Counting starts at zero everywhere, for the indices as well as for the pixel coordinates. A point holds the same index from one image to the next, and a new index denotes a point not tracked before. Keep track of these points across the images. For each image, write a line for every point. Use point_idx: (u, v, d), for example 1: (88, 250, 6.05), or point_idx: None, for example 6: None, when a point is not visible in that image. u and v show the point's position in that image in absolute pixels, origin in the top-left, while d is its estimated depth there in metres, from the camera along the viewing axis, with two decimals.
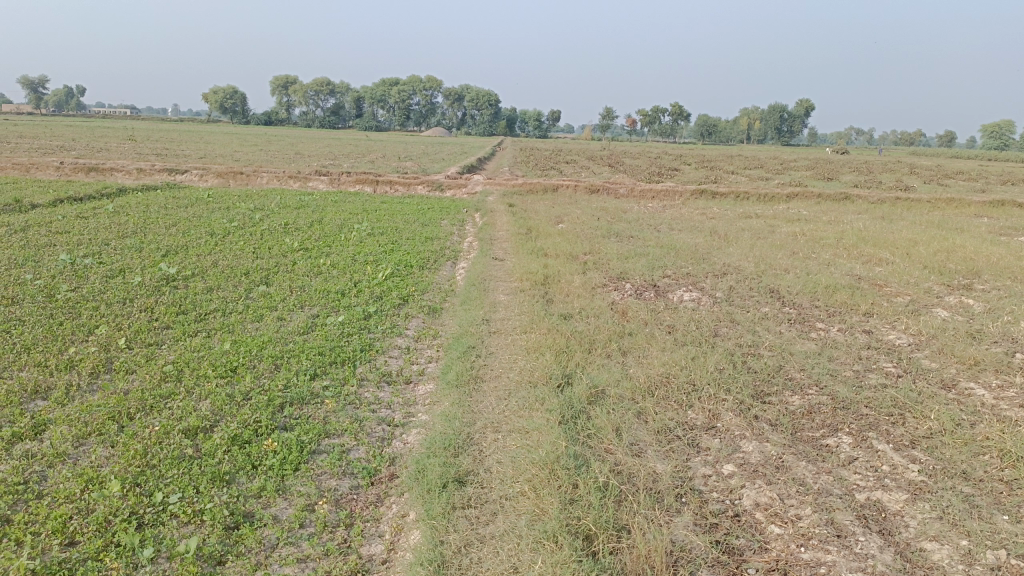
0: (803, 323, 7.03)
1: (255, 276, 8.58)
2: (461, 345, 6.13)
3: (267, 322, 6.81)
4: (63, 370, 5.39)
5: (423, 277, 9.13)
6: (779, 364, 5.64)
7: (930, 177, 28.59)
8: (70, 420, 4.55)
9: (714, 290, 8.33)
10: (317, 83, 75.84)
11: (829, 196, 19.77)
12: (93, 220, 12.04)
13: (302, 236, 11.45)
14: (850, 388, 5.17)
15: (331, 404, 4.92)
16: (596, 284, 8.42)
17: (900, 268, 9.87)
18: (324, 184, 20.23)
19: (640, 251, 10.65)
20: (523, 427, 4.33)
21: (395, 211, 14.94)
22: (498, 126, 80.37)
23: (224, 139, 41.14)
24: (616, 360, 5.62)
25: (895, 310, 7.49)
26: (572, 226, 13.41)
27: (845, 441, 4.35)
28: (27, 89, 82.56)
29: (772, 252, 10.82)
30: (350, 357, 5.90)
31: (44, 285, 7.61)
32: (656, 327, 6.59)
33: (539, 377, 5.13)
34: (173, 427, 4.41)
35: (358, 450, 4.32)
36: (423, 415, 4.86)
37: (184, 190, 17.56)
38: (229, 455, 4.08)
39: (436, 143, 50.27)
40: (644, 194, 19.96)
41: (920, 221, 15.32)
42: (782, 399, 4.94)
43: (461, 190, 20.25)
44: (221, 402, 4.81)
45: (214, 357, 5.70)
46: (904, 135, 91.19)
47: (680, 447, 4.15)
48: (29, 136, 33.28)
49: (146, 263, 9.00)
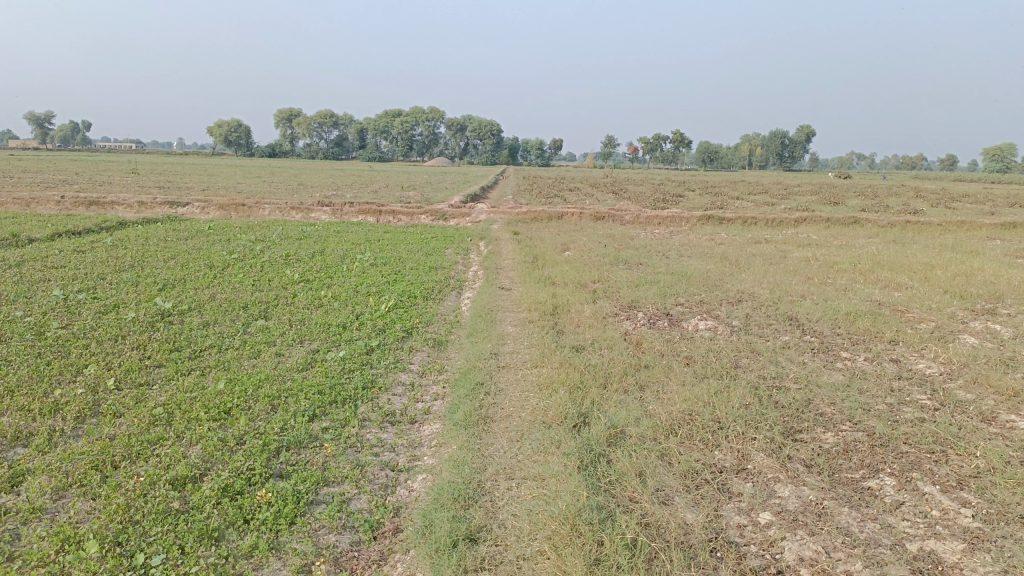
0: (827, 352, 6.69)
1: (254, 310, 8.28)
2: (468, 381, 5.80)
3: (265, 359, 6.49)
4: (47, 416, 5.07)
5: (427, 308, 8.84)
6: (807, 398, 5.30)
7: (937, 200, 28.28)
8: (50, 470, 4.23)
9: (730, 318, 8.00)
10: (320, 114, 76.35)
11: (838, 220, 19.50)
12: (91, 254, 11.79)
13: (303, 268, 11.18)
14: (886, 424, 4.82)
15: (330, 448, 4.59)
16: (607, 313, 8.11)
17: (920, 293, 9.55)
18: (326, 215, 19.99)
19: (650, 279, 10.36)
20: (539, 475, 4.00)
21: (398, 240, 14.70)
22: (500, 155, 80.62)
23: (227, 171, 41.16)
24: (634, 396, 5.29)
25: (921, 337, 7.15)
26: (579, 253, 13.14)
27: (887, 484, 4.00)
28: (33, 124, 83.25)
29: (787, 278, 10.52)
30: (351, 396, 5.57)
31: (34, 322, 7.33)
32: (673, 359, 6.26)
33: (553, 417, 4.79)
34: (160, 477, 4.08)
35: (359, 500, 3.98)
36: (429, 458, 4.52)
37: (185, 222, 17.34)
38: (220, 509, 3.75)
39: (437, 173, 50.28)
40: (649, 220, 19.69)
41: (934, 244, 15.02)
42: (814, 437, 4.59)
43: (465, 219, 20.02)
44: (212, 448, 4.49)
45: (207, 398, 5.38)
46: (907, 160, 91.17)
47: (711, 494, 3.81)
48: (34, 170, 33.26)
49: (141, 297, 8.71)
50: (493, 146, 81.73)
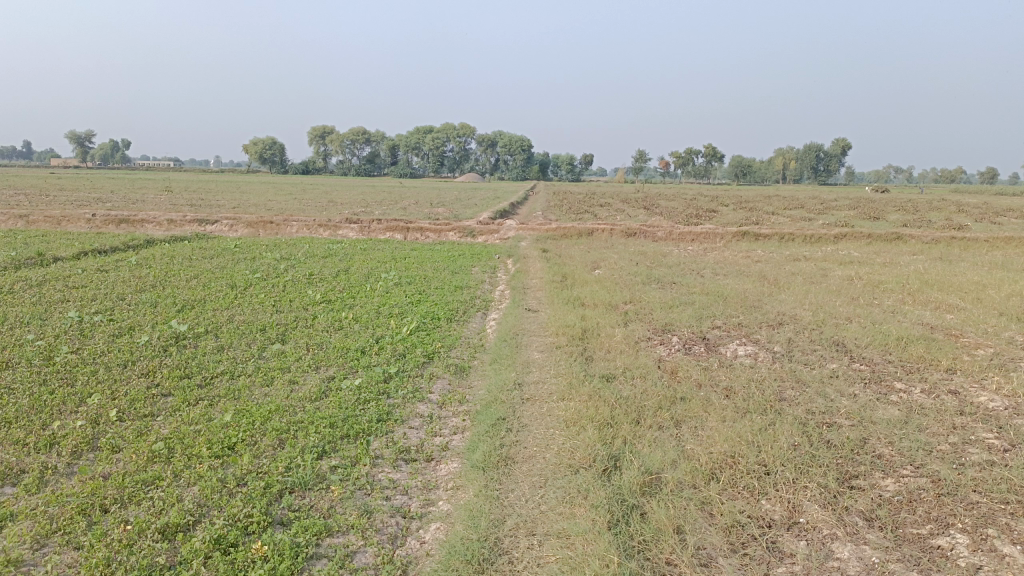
0: (879, 382, 6.17)
1: (271, 333, 7.97)
2: (490, 415, 5.39)
3: (278, 387, 6.16)
4: (42, 451, 4.76)
5: (450, 331, 8.48)
6: (862, 437, 4.81)
7: (979, 215, 27.20)
8: (35, 514, 3.93)
9: (771, 343, 7.50)
10: (353, 132, 77.07)
11: (879, 236, 18.84)
12: (114, 273, 11.66)
13: (326, 287, 10.88)
14: (952, 468, 4.32)
15: (337, 490, 4.22)
16: (639, 338, 7.69)
17: (975, 315, 8.96)
18: (354, 232, 19.77)
19: (685, 299, 9.89)
20: (564, 532, 3.59)
21: (425, 258, 14.41)
22: (531, 171, 80.33)
23: (259, 188, 41.63)
24: (670, 434, 4.86)
25: (981, 365, 6.60)
26: (609, 272, 12.72)
27: (960, 543, 3.51)
28: (74, 143, 85.21)
29: (831, 299, 9.98)
30: (365, 430, 5.18)
31: (45, 346, 7.09)
32: (711, 389, 5.82)
33: (580, 460, 4.38)
34: (150, 524, 3.75)
35: (365, 554, 3.59)
36: (444, 504, 4.13)
37: (213, 240, 17.21)
38: (208, 565, 3.39)
39: (467, 189, 50.17)
40: (682, 237, 19.21)
41: (983, 262, 14.33)
42: (871, 485, 4.12)
43: (493, 236, 19.68)
44: (210, 490, 4.14)
45: (211, 432, 5.04)
46: (946, 173, 89.41)
47: (760, 555, 3.38)
48: (72, 188, 33.82)
49: (158, 319, 8.47)
50: (523, 162, 81.58)
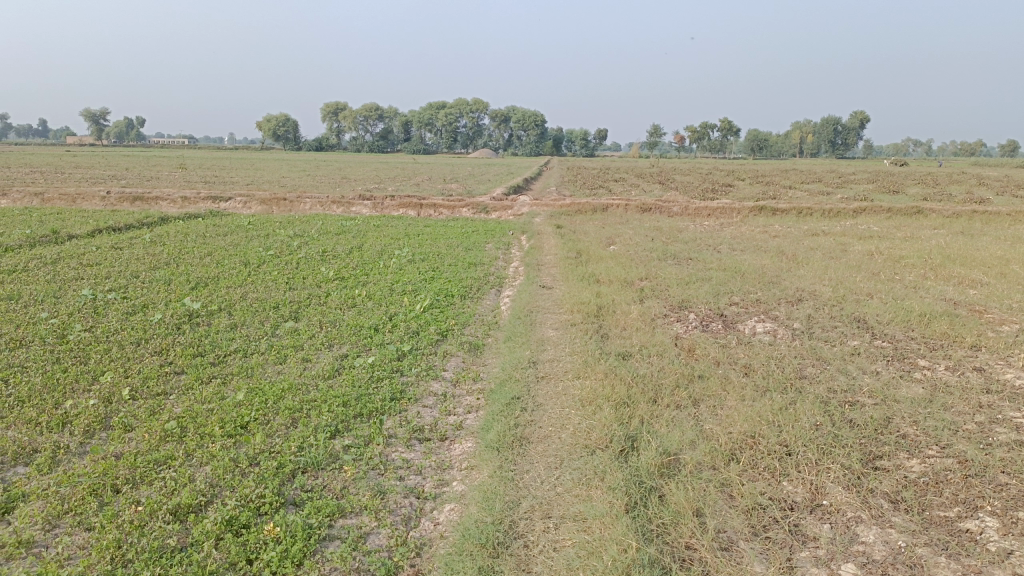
0: (902, 360, 6.04)
1: (284, 310, 7.92)
2: (504, 395, 5.31)
3: (290, 365, 6.11)
4: (55, 431, 4.73)
5: (464, 308, 8.39)
6: (885, 416, 4.69)
7: (1001, 188, 26.73)
8: (46, 495, 3.89)
9: (790, 320, 7.37)
10: (366, 108, 76.77)
11: (899, 210, 18.52)
12: (127, 251, 11.62)
13: (339, 264, 10.80)
14: (980, 449, 4.20)
15: (350, 471, 4.16)
16: (656, 315, 7.57)
17: (999, 291, 8.76)
18: (367, 209, 19.66)
19: (702, 275, 9.75)
20: (581, 514, 3.52)
21: (438, 235, 14.31)
22: (545, 146, 79.79)
23: (272, 165, 41.57)
24: (688, 414, 4.76)
25: (1007, 342, 6.44)
26: (624, 247, 12.58)
27: (989, 527, 3.40)
28: (89, 120, 85.35)
29: (850, 274, 9.81)
30: (378, 409, 5.12)
31: (58, 324, 7.06)
32: (730, 368, 5.71)
33: (597, 441, 4.30)
34: (161, 505, 3.70)
35: (378, 536, 3.53)
36: (458, 485, 4.06)
37: (226, 217, 17.16)
38: (220, 547, 3.35)
39: (481, 165, 49.91)
40: (698, 212, 18.98)
41: (1006, 236, 14.05)
42: (895, 465, 4.02)
43: (506, 212, 19.53)
44: (222, 470, 4.10)
45: (223, 411, 4.99)
46: (966, 146, 88.00)
47: (782, 539, 3.29)
48: (88, 166, 33.88)
49: (171, 297, 8.43)
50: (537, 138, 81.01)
